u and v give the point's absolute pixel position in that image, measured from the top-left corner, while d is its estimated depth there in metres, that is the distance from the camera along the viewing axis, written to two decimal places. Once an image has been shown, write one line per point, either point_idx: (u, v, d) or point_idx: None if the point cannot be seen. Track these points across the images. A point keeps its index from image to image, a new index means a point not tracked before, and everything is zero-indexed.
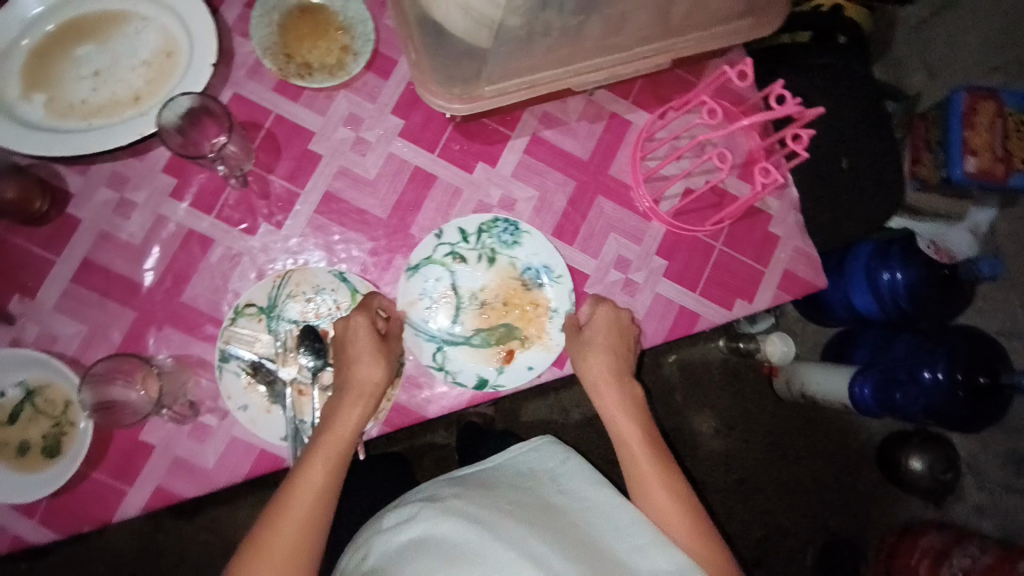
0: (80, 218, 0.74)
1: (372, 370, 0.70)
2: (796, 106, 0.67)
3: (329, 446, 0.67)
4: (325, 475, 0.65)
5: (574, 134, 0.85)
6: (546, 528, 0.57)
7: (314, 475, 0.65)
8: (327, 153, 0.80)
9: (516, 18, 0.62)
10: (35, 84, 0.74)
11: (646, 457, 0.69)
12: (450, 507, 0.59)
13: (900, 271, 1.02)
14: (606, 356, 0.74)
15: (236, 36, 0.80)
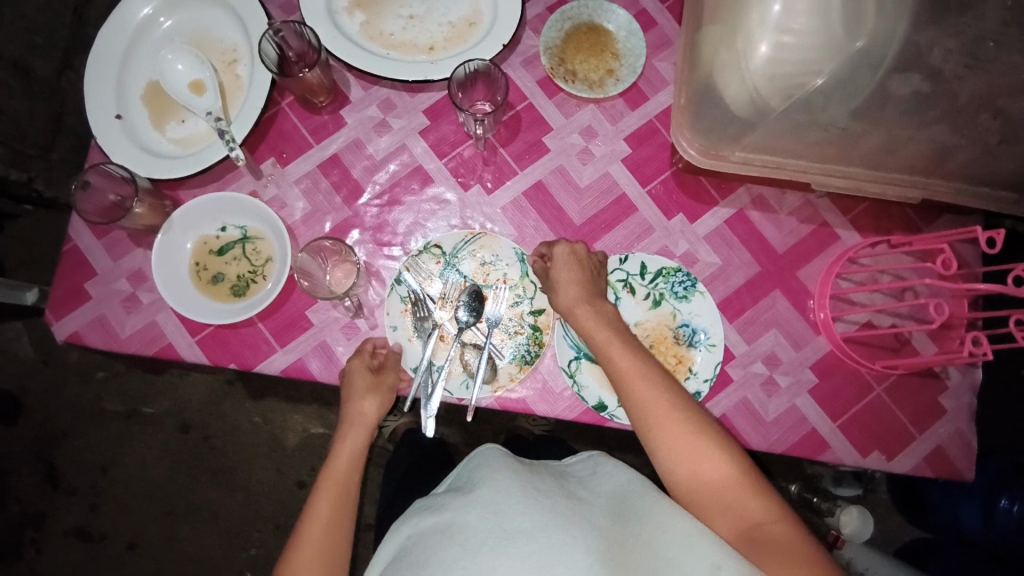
0: (346, 121, 0.87)
1: (365, 405, 0.77)
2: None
3: (332, 483, 0.73)
4: (336, 484, 0.73)
5: (778, 225, 0.86)
6: (577, 518, 0.58)
7: (321, 509, 0.71)
8: (554, 150, 0.87)
9: (797, 104, 0.65)
10: (360, 3, 0.88)
11: (676, 411, 0.67)
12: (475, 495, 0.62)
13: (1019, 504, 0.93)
14: (591, 307, 0.75)
15: (529, 29, 0.90)
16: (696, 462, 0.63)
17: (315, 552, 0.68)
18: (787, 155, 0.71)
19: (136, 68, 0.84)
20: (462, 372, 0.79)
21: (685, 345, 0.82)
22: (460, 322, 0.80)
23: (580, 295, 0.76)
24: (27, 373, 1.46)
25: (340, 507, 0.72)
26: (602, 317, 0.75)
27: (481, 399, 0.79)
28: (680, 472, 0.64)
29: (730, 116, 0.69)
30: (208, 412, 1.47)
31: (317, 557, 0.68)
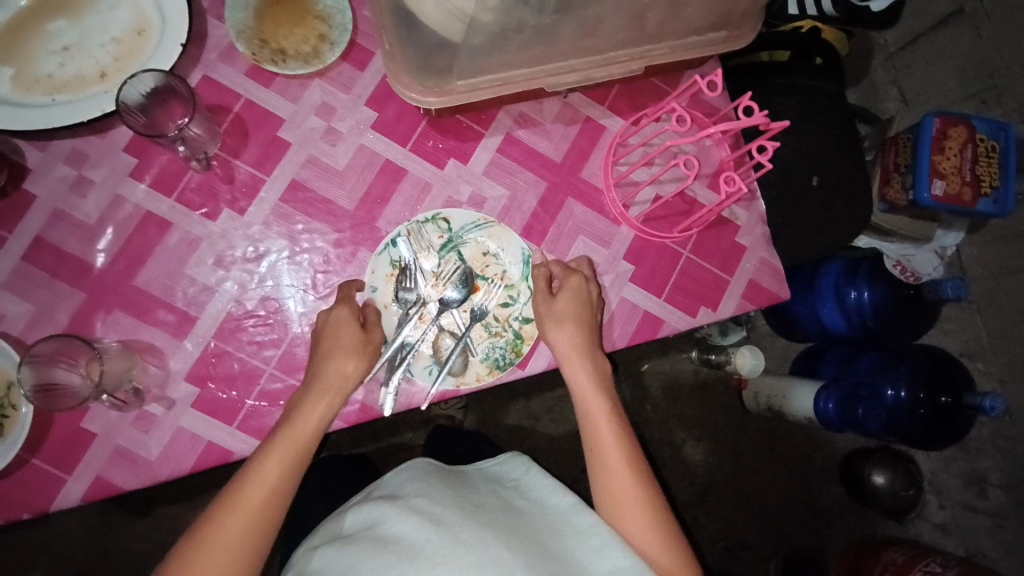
0: (35, 194, 0.72)
1: (343, 363, 0.70)
2: (764, 115, 0.68)
3: (285, 443, 0.67)
4: (268, 484, 0.66)
5: (547, 136, 0.85)
6: (503, 530, 0.59)
7: (267, 474, 0.66)
8: (296, 141, 0.79)
9: (488, 15, 0.61)
10: (1, 54, 0.74)
11: (617, 443, 0.73)
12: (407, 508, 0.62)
13: (866, 290, 1.11)
14: (572, 327, 0.76)
15: (211, 18, 0.78)
16: (605, 449, 0.73)
17: (228, 551, 0.63)
18: (508, 66, 0.70)
19: None
20: (430, 359, 0.74)
21: (516, 299, 0.78)
22: (444, 302, 0.76)
23: (574, 311, 0.76)
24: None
25: (261, 512, 0.65)
26: (573, 323, 0.76)
27: (443, 390, 0.74)
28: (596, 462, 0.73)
29: (434, 40, 0.66)
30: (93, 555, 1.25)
31: (227, 558, 0.62)
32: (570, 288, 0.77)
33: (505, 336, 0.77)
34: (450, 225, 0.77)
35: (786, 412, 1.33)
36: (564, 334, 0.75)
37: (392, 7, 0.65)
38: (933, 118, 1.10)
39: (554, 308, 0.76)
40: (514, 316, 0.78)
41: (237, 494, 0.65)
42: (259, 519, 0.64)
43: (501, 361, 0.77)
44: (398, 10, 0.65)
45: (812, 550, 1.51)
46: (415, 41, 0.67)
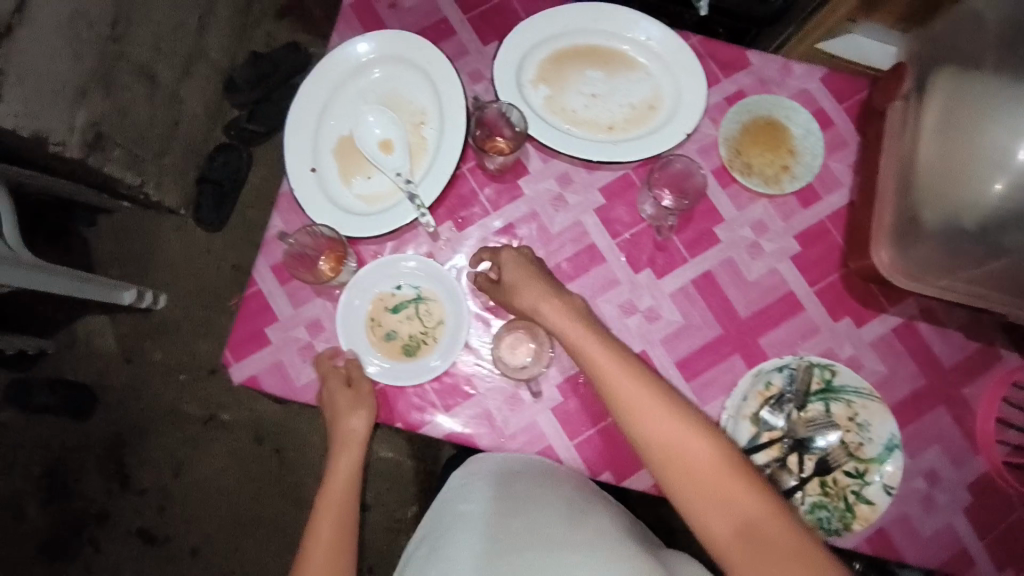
0: (524, 192, 0.87)
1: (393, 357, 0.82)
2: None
3: (345, 440, 0.80)
4: (348, 473, 0.81)
5: (945, 339, 0.85)
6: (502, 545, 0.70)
7: (343, 463, 0.81)
8: (725, 242, 0.88)
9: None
10: (546, 76, 0.88)
11: (695, 455, 0.64)
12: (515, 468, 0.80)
13: None
14: (564, 317, 0.72)
15: (707, 117, 0.90)
16: (684, 476, 0.64)
17: (342, 490, 0.80)
18: (987, 294, 0.74)
19: (331, 123, 0.86)
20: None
21: (863, 475, 0.79)
22: (796, 443, 0.80)
23: (538, 295, 0.74)
24: (105, 372, 1.49)
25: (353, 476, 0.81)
26: (551, 300, 0.73)
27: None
28: (710, 515, 0.62)
29: (955, 250, 0.72)
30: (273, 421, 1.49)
31: (339, 506, 0.78)
32: (512, 261, 0.77)
33: (838, 505, 0.79)
34: (834, 379, 0.81)
35: None
36: (569, 330, 0.71)
37: (904, 215, 0.75)
38: None
39: (506, 286, 0.77)
40: (852, 489, 0.79)
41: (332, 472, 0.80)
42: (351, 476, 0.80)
43: (827, 526, 0.78)
44: (913, 221, 0.74)
45: None
46: (916, 248, 0.74)
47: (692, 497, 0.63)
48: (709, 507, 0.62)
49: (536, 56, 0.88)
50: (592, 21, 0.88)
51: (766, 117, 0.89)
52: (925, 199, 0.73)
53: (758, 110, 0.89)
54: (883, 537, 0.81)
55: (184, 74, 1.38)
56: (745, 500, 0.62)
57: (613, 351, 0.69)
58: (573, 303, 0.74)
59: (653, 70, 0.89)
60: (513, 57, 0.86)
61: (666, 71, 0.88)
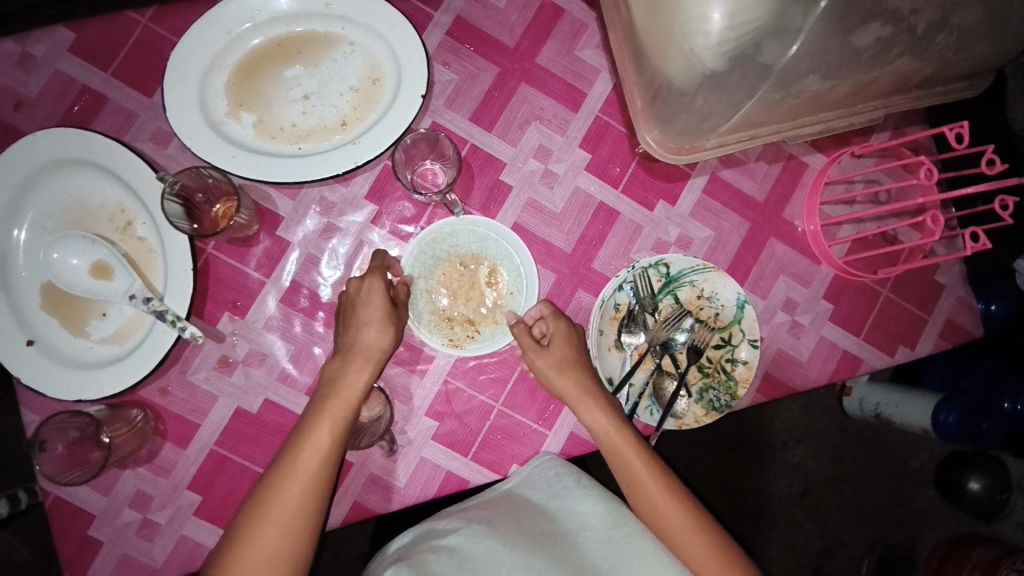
0: (290, 241, 0.76)
1: (380, 337, 0.69)
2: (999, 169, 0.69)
3: (336, 408, 0.68)
4: (322, 449, 0.66)
5: (752, 175, 0.86)
6: (539, 554, 0.69)
7: (351, 387, 0.69)
8: (517, 185, 0.81)
9: (771, 86, 0.61)
10: (240, 102, 0.75)
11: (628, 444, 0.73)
12: (530, 475, 0.77)
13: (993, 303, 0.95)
14: (562, 343, 0.75)
15: (437, 64, 0.80)
16: (614, 449, 0.73)
17: (296, 513, 0.64)
18: (766, 124, 0.68)
19: (22, 277, 0.70)
20: (652, 398, 0.78)
21: (728, 343, 0.80)
22: (661, 345, 0.79)
23: (564, 352, 0.75)
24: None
25: (313, 488, 0.65)
26: (562, 357, 0.75)
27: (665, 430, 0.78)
28: (640, 492, 0.74)
29: (697, 111, 0.65)
30: None
31: (297, 518, 0.64)
32: (558, 333, 0.76)
33: (722, 381, 0.80)
34: (669, 270, 0.79)
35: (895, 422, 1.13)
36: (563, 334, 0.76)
37: (660, 82, 0.66)
38: None
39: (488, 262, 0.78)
40: (726, 358, 0.80)
41: (274, 494, 0.64)
42: (316, 490, 0.65)
43: (723, 404, 0.79)
44: (670, 85, 0.65)
45: (895, 551, 1.41)
46: (683, 109, 0.66)
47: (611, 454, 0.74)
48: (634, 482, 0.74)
49: (215, 83, 0.74)
50: (252, 11, 0.73)
51: (458, 272, 0.77)
52: (665, 59, 0.63)
53: (441, 268, 0.77)
54: (770, 380, 0.84)
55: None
56: (658, 494, 0.73)
57: (562, 333, 0.76)
58: (574, 338, 0.76)
59: (351, 39, 0.77)
60: (188, 96, 0.72)
61: (368, 32, 0.76)
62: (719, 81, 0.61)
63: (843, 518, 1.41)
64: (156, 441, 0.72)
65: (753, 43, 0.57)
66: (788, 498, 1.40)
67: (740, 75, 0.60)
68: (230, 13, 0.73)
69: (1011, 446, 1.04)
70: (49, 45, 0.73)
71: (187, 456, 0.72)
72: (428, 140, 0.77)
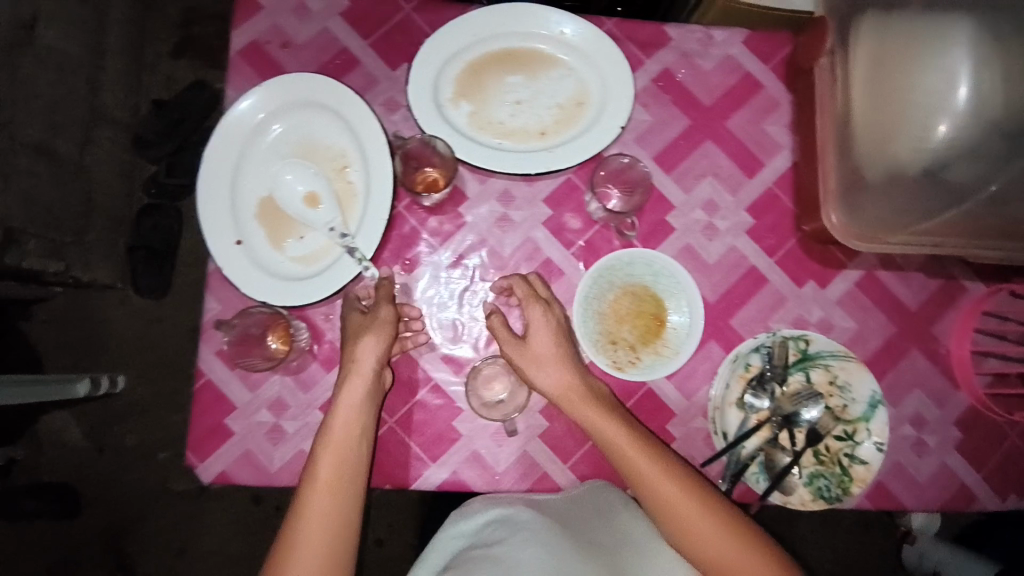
0: (466, 220, 0.84)
1: (374, 349, 0.73)
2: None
3: (344, 430, 0.70)
4: (337, 466, 0.68)
5: (907, 283, 0.86)
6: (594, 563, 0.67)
7: (351, 401, 0.71)
8: (680, 228, 0.86)
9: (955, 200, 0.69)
10: (463, 93, 0.85)
11: (671, 489, 0.67)
12: (578, 498, 0.77)
13: None
14: (559, 370, 0.74)
15: (638, 104, 0.88)
16: (660, 492, 0.67)
17: (326, 529, 0.65)
18: (947, 234, 0.73)
19: (248, 187, 0.81)
20: (761, 466, 0.79)
21: (851, 438, 0.80)
22: (783, 418, 0.80)
23: (556, 373, 0.74)
24: (83, 467, 1.32)
25: (343, 464, 0.69)
26: (559, 386, 0.74)
27: (767, 501, 0.78)
28: (694, 543, 0.65)
29: (883, 205, 0.72)
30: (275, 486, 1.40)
31: (333, 536, 0.65)
32: (551, 356, 0.75)
33: (836, 473, 0.79)
34: (811, 348, 0.81)
35: None
36: (552, 362, 0.75)
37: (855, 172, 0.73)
38: None
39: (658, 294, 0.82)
40: (845, 451, 0.79)
41: (303, 514, 0.66)
42: (342, 505, 0.67)
43: (831, 495, 0.78)
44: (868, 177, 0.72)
45: None
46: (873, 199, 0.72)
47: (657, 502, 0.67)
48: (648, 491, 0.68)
49: (449, 72, 0.85)
50: (498, 23, 0.85)
51: (630, 299, 0.82)
52: (868, 155, 0.71)
53: (613, 293, 0.82)
54: (882, 490, 0.82)
55: (84, 142, 1.19)
56: (692, 512, 0.65)
57: (567, 367, 0.74)
58: (576, 373, 0.74)
59: (572, 65, 0.86)
60: (427, 77, 0.83)
61: (588, 62, 0.86)
62: (898, 181, 0.70)
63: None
64: (308, 358, 0.80)
65: (944, 161, 0.68)
66: None
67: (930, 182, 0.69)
68: (482, 21, 0.84)
69: None
70: (330, 8, 0.86)
71: (328, 379, 0.80)
72: (617, 167, 0.85)
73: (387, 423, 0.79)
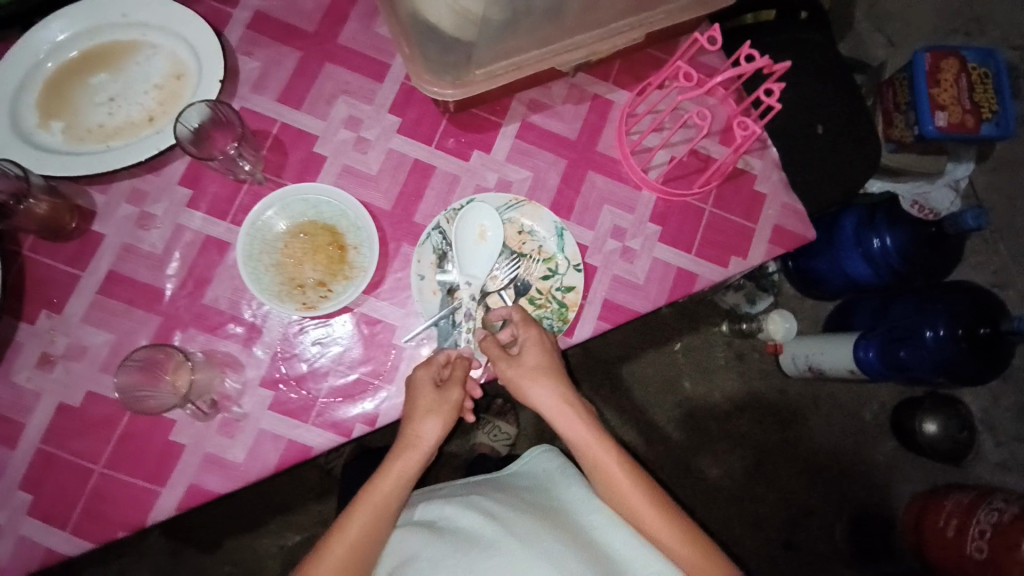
0: (104, 234, 0.78)
1: (427, 426, 0.78)
2: (767, 59, 0.72)
3: (383, 483, 0.79)
4: (358, 535, 0.76)
5: (561, 117, 0.90)
6: (555, 527, 0.75)
7: (400, 466, 0.80)
8: (330, 154, 0.85)
9: (496, 10, 0.69)
10: (51, 112, 0.79)
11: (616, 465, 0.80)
12: (529, 464, 0.91)
13: (888, 236, 1.17)
14: (539, 373, 0.79)
15: (241, 55, 0.86)
16: (607, 465, 0.80)
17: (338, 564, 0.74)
18: (524, 49, 0.75)
19: None
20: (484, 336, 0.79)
21: (554, 274, 0.82)
22: (485, 282, 0.81)
23: (543, 378, 0.80)
24: None
25: (373, 529, 0.77)
26: (534, 376, 0.80)
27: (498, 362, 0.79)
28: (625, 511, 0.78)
29: (451, 46, 0.72)
30: None
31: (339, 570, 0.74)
32: (531, 342, 0.79)
33: (552, 310, 0.81)
34: (482, 209, 0.82)
35: (828, 372, 1.35)
36: (539, 385, 0.80)
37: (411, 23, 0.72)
38: (924, 55, 1.20)
39: (323, 223, 0.81)
40: (555, 287, 0.82)
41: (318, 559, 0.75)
42: (357, 550, 0.75)
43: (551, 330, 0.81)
44: (420, 22, 0.71)
45: (881, 511, 1.50)
46: (436, 43, 0.72)
47: (601, 479, 0.81)
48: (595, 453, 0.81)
49: (24, 98, 0.79)
50: (50, 31, 0.79)
51: (296, 239, 0.80)
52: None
53: (278, 240, 0.80)
54: (611, 307, 0.84)
55: None
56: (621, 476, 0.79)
57: (534, 366, 0.79)
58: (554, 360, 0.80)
59: (153, 43, 0.82)
60: None
61: (166, 34, 0.81)
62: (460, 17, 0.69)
63: (799, 468, 1.51)
64: None
65: None
66: (744, 470, 1.51)
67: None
68: (31, 34, 0.79)
69: (948, 372, 1.09)
70: None
71: (16, 455, 0.72)
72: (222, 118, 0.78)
73: (97, 473, 0.73)
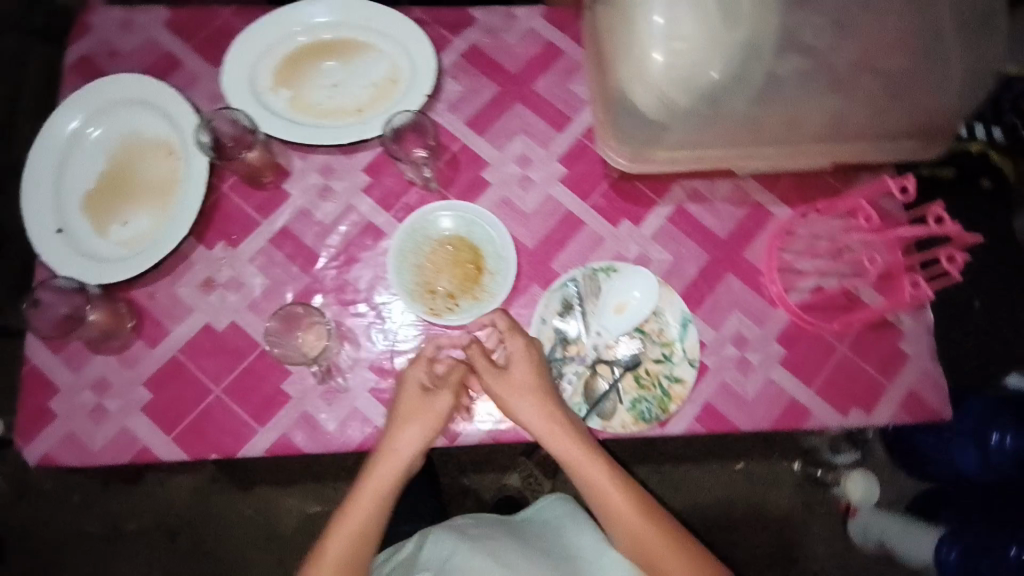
0: (290, 193, 0.88)
1: (412, 431, 0.75)
2: (957, 227, 0.70)
3: (379, 481, 0.76)
4: (360, 527, 0.76)
5: (717, 213, 0.91)
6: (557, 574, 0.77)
7: (394, 467, 0.76)
8: (495, 182, 0.91)
9: (700, 108, 0.72)
10: (283, 80, 0.91)
11: (634, 518, 0.75)
12: (546, 510, 0.93)
13: (1009, 435, 1.03)
14: (533, 397, 0.75)
15: (448, 76, 0.95)
16: (624, 516, 0.76)
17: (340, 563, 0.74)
18: (710, 145, 0.77)
19: (74, 182, 0.86)
20: (582, 397, 0.80)
21: (667, 360, 0.82)
22: (599, 346, 0.82)
23: (539, 409, 0.75)
24: None
25: (371, 524, 0.77)
26: (543, 403, 0.75)
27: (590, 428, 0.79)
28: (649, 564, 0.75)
29: (644, 124, 0.75)
30: (192, 515, 1.41)
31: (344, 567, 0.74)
32: (515, 352, 0.77)
33: (654, 394, 0.80)
34: (619, 277, 0.85)
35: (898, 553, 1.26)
36: (530, 403, 0.75)
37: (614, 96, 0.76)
38: None
39: (470, 243, 0.87)
40: (665, 373, 0.81)
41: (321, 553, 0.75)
42: (355, 543, 0.75)
43: (648, 415, 0.80)
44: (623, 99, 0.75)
45: None
46: (633, 120, 0.76)
47: (619, 530, 0.76)
48: (625, 526, 0.76)
49: (267, 63, 0.91)
50: (308, 18, 0.93)
51: (443, 250, 0.86)
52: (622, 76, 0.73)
53: (427, 245, 0.86)
54: (713, 412, 0.82)
55: None
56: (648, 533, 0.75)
57: (549, 400, 0.75)
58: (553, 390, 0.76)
59: (382, 48, 0.93)
60: (242, 69, 0.90)
61: (395, 44, 0.93)
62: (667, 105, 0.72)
63: None
64: (136, 335, 0.81)
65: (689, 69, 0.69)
66: None
67: (676, 91, 0.70)
68: (293, 17, 0.92)
69: None
70: (151, 18, 0.94)
71: (153, 354, 0.81)
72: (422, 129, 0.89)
73: (212, 394, 0.80)
